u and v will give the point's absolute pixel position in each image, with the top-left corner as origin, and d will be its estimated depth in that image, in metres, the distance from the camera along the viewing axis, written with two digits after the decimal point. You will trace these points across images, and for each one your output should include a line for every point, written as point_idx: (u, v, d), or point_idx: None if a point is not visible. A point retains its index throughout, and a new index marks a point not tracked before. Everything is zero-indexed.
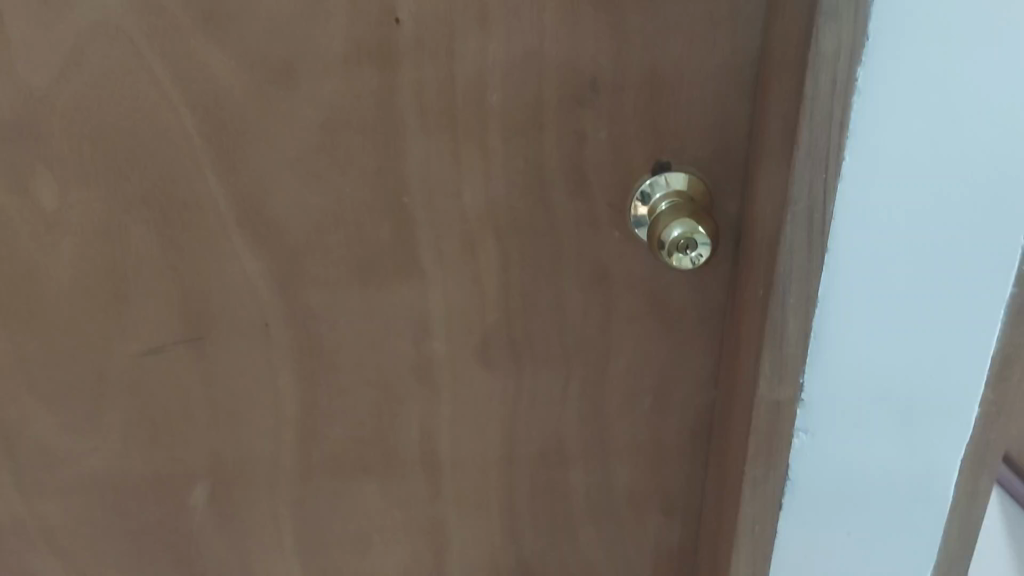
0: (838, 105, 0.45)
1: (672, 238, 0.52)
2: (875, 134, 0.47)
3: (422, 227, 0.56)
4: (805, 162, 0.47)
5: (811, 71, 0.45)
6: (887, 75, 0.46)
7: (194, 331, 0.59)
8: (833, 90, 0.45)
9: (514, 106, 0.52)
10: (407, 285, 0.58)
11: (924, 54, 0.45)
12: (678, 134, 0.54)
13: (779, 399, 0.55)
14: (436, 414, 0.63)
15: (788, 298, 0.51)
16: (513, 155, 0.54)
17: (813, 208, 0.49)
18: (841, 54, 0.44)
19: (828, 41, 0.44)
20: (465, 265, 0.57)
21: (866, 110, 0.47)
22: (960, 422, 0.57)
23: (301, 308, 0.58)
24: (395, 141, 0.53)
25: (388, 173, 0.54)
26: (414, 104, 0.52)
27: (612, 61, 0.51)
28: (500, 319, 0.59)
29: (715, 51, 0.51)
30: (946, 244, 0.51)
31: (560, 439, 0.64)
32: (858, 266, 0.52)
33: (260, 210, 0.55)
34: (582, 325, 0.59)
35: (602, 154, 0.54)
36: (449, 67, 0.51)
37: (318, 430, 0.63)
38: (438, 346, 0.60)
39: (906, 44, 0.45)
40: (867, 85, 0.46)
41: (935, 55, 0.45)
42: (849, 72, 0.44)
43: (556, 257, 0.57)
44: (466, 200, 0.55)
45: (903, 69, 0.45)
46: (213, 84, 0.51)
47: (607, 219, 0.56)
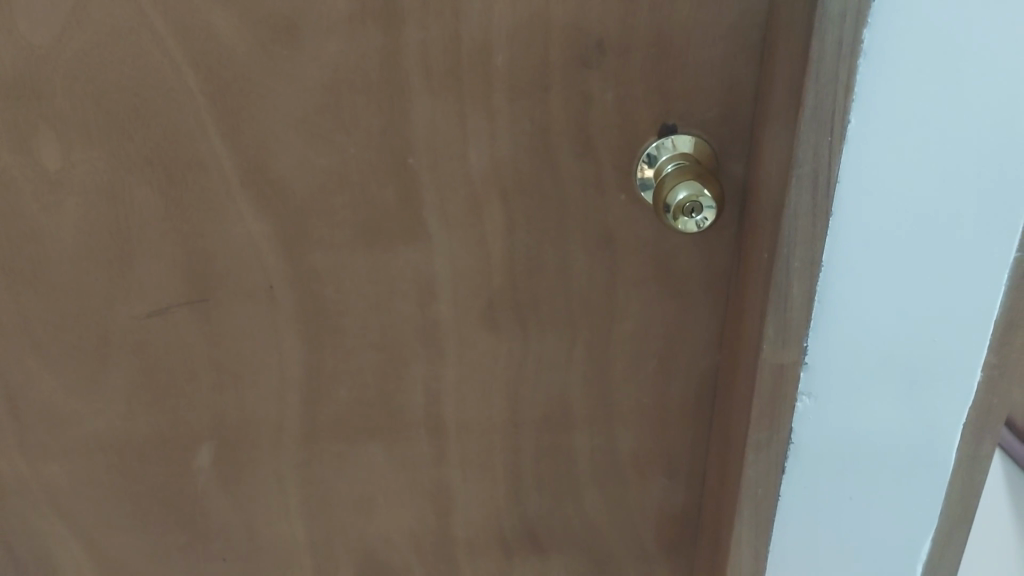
0: (844, 67, 0.45)
1: (678, 201, 0.52)
2: (882, 97, 0.47)
3: (427, 189, 0.56)
4: (811, 124, 0.47)
5: (817, 34, 0.45)
6: (895, 39, 0.45)
7: (198, 292, 0.59)
8: (839, 53, 0.45)
9: (520, 67, 0.52)
10: (412, 247, 0.58)
11: (933, 16, 0.45)
12: (685, 96, 0.53)
13: (782, 363, 0.55)
14: (441, 377, 0.63)
15: (792, 261, 0.51)
16: (520, 117, 0.54)
17: (817, 173, 0.49)
18: (848, 15, 0.44)
19: (834, 3, 0.43)
20: (471, 228, 0.57)
21: (874, 72, 0.46)
22: (962, 386, 0.57)
23: (306, 270, 0.58)
24: (400, 101, 0.53)
25: (393, 134, 0.54)
26: (419, 65, 0.51)
27: (619, 23, 0.51)
28: (505, 283, 0.59)
29: (723, 12, 0.50)
30: (951, 208, 0.51)
31: (564, 402, 0.64)
32: (862, 230, 0.52)
33: (265, 172, 0.55)
34: (587, 288, 0.59)
35: (608, 116, 0.54)
36: (455, 27, 0.50)
37: (323, 393, 0.63)
38: (443, 308, 0.60)
39: (914, 6, 0.44)
40: (874, 49, 0.46)
41: (944, 17, 0.45)
42: (856, 33, 0.44)
43: (562, 220, 0.57)
44: (472, 162, 0.55)
45: (911, 32, 0.45)
46: (217, 44, 0.50)
47: (613, 181, 0.56)
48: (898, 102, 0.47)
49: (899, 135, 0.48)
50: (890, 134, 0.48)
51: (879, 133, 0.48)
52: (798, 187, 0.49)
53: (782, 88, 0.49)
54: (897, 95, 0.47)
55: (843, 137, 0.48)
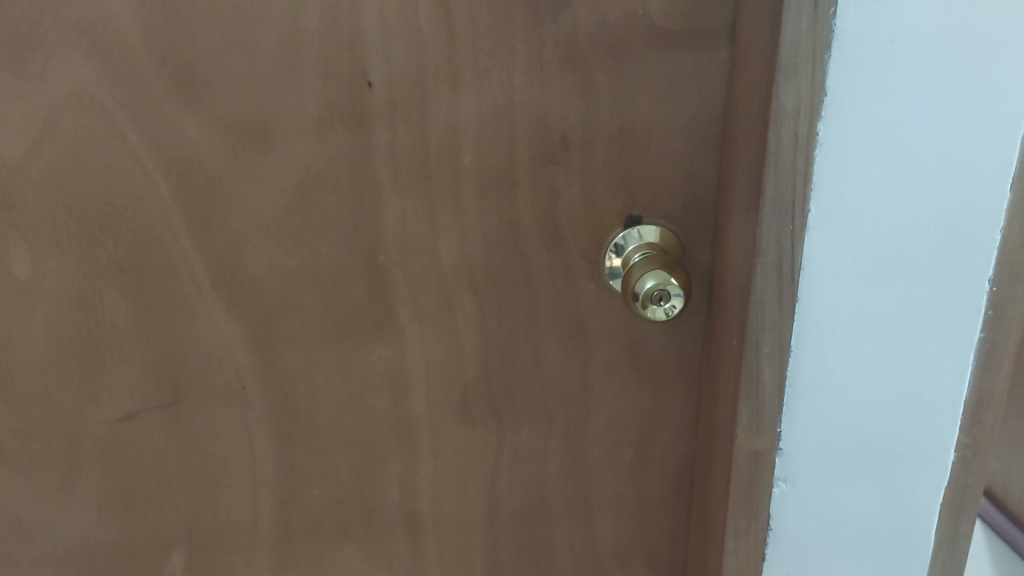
0: (801, 158, 0.47)
1: (646, 289, 0.52)
2: (840, 185, 0.49)
3: (398, 284, 0.56)
4: (771, 214, 0.48)
5: (772, 126, 0.46)
6: (847, 128, 0.47)
7: (169, 396, 0.58)
8: (795, 143, 0.46)
9: (487, 164, 0.53)
10: (385, 343, 0.58)
11: (880, 104, 0.46)
12: (650, 188, 0.54)
13: (757, 448, 0.55)
14: (416, 473, 0.62)
15: (761, 348, 0.52)
16: (488, 212, 0.54)
17: (781, 261, 0.49)
18: (801, 108, 0.45)
19: (787, 96, 0.45)
20: (443, 323, 0.57)
21: (830, 161, 0.48)
22: (937, 466, 0.58)
23: (279, 370, 0.58)
24: (370, 201, 0.53)
25: (364, 232, 0.54)
26: (388, 164, 0.52)
27: (582, 119, 0.52)
28: (479, 375, 0.59)
29: (681, 106, 0.52)
30: (913, 290, 0.52)
31: (542, 494, 0.63)
32: (828, 315, 0.52)
33: (235, 273, 0.55)
34: (561, 378, 0.60)
35: (575, 209, 0.55)
36: (422, 128, 0.52)
37: (297, 492, 0.62)
38: (417, 403, 0.60)
39: (862, 96, 0.46)
40: (827, 138, 0.47)
41: (891, 105, 0.46)
42: (809, 125, 0.46)
43: (533, 311, 0.57)
44: (442, 257, 0.56)
45: (861, 120, 0.47)
46: (187, 150, 0.51)
47: (582, 273, 0.56)
48: (854, 189, 0.49)
49: (857, 221, 0.50)
50: (849, 220, 0.50)
51: (839, 219, 0.49)
52: (763, 275, 0.49)
53: (743, 179, 0.50)
54: (853, 182, 0.49)
55: (804, 225, 0.49)
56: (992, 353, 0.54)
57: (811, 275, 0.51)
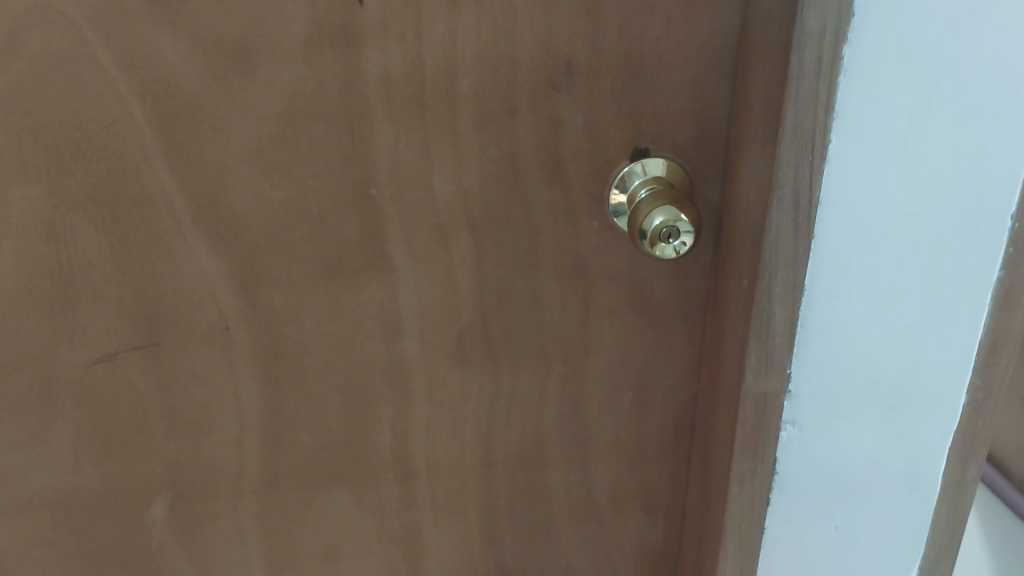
0: (824, 84, 0.44)
1: (655, 226, 0.50)
2: (863, 115, 0.46)
3: (391, 219, 0.53)
4: (791, 145, 0.45)
5: (795, 50, 0.43)
6: (874, 54, 0.44)
7: (148, 337, 0.55)
8: (818, 69, 0.43)
9: (486, 91, 0.50)
10: (376, 283, 0.55)
11: (911, 28, 0.43)
12: (658, 118, 0.52)
13: (766, 391, 0.53)
14: (410, 419, 0.59)
15: (774, 288, 0.49)
16: (486, 143, 0.52)
17: (798, 196, 0.47)
18: (827, 30, 0.42)
19: (813, 17, 0.42)
20: (439, 261, 0.55)
21: (854, 90, 0.45)
22: (947, 410, 0.56)
23: (264, 310, 0.55)
24: (361, 129, 0.50)
25: (355, 164, 0.51)
26: (380, 90, 0.49)
27: (588, 44, 0.49)
28: (475, 316, 0.56)
29: (693, 32, 0.49)
30: (932, 227, 0.49)
31: (540, 440, 0.61)
32: (844, 253, 0.50)
33: (217, 207, 0.52)
34: (560, 320, 0.57)
35: (579, 141, 0.52)
36: (417, 51, 0.48)
37: (284, 440, 0.59)
38: (411, 346, 0.57)
39: (893, 18, 0.43)
40: (851, 64, 0.44)
41: (923, 29, 0.43)
42: (835, 49, 0.43)
43: (533, 249, 0.55)
44: (438, 191, 0.53)
45: (889, 47, 0.44)
46: (163, 72, 0.48)
47: (585, 209, 0.54)
48: (877, 119, 0.46)
49: (879, 154, 0.47)
50: (871, 153, 0.47)
51: (860, 151, 0.47)
52: (779, 211, 0.47)
53: (759, 108, 0.47)
54: (877, 112, 0.46)
55: (824, 157, 0.46)
56: (1011, 291, 0.52)
57: (829, 211, 0.48)
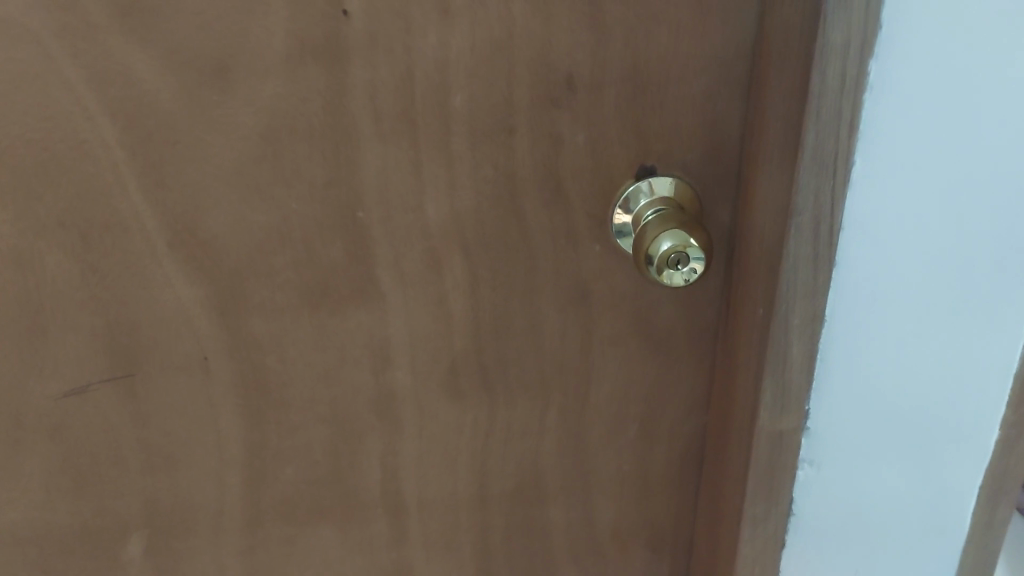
0: (847, 104, 0.41)
1: (662, 252, 0.46)
2: (887, 137, 0.42)
3: (379, 244, 0.50)
4: (811, 167, 0.42)
5: (817, 64, 0.40)
6: (900, 71, 0.41)
7: (122, 368, 0.51)
8: (842, 86, 0.40)
9: (480, 107, 0.47)
10: (364, 311, 0.51)
11: (940, 44, 0.40)
12: (665, 136, 0.48)
13: (782, 429, 0.50)
14: (400, 452, 0.56)
15: (792, 318, 0.47)
16: (481, 163, 0.48)
17: (818, 221, 0.44)
18: (851, 46, 0.39)
19: (836, 30, 0.39)
20: (431, 287, 0.51)
21: (878, 110, 0.42)
22: (977, 450, 0.52)
23: (244, 340, 0.51)
24: (347, 149, 0.47)
25: (341, 185, 0.48)
26: (368, 107, 0.46)
27: (590, 57, 0.46)
28: (469, 344, 0.53)
29: (704, 44, 0.46)
30: (963, 257, 0.46)
31: (539, 473, 0.58)
32: (866, 284, 0.47)
33: (194, 232, 0.48)
34: (560, 347, 0.54)
35: (580, 160, 0.49)
36: (407, 65, 0.45)
37: (266, 475, 0.55)
38: (402, 376, 0.53)
39: (920, 34, 0.40)
40: (878, 79, 0.41)
41: (952, 45, 0.40)
42: (859, 67, 0.40)
43: (531, 274, 0.51)
44: (430, 213, 0.49)
45: (919, 59, 0.40)
46: (135, 89, 0.44)
47: (587, 232, 0.51)
48: (903, 142, 0.42)
49: (907, 176, 0.43)
50: (896, 178, 0.43)
51: (884, 176, 0.43)
52: (798, 237, 0.44)
53: (774, 126, 0.44)
54: (903, 134, 0.42)
55: (847, 180, 0.43)
56: None
57: (851, 236, 0.45)
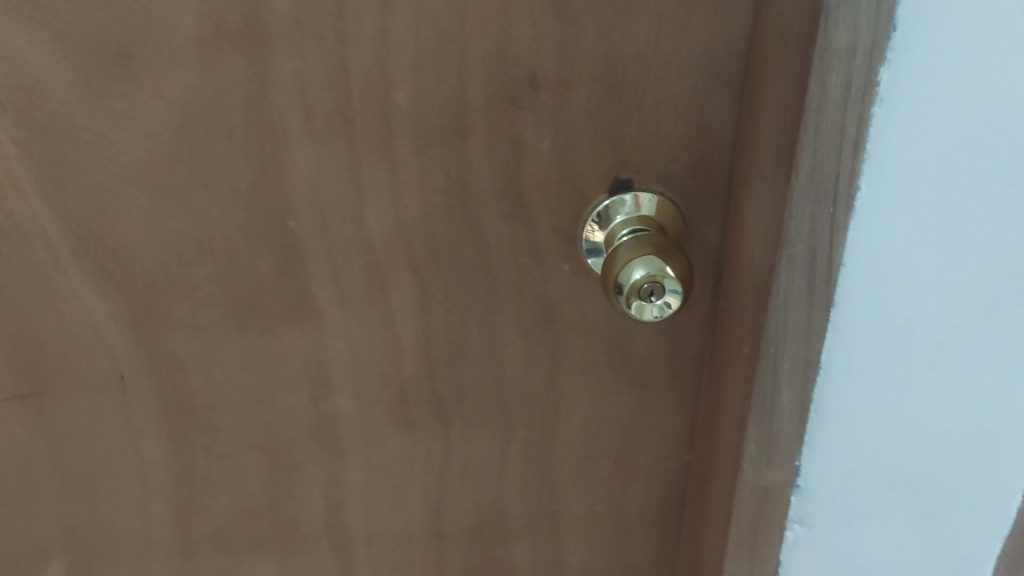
0: (851, 119, 0.35)
1: (634, 281, 0.40)
2: (894, 173, 0.37)
3: (314, 257, 0.43)
4: (806, 190, 0.37)
5: (815, 73, 0.34)
6: (912, 94, 0.35)
7: (28, 385, 0.46)
8: (845, 98, 0.34)
9: (428, 105, 0.40)
10: (299, 330, 0.45)
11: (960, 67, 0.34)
12: (643, 144, 0.42)
13: (767, 485, 0.45)
14: (344, 484, 0.50)
15: (782, 362, 0.41)
16: (430, 169, 0.42)
17: (814, 252, 0.38)
18: (858, 51, 0.33)
19: (840, 32, 0.33)
20: (375, 306, 0.45)
21: (885, 138, 0.36)
22: (992, 521, 0.46)
23: (164, 358, 0.45)
24: (274, 149, 0.41)
25: (268, 191, 0.42)
26: (296, 103, 0.40)
27: (557, 51, 0.39)
28: (420, 370, 0.47)
29: (689, 39, 0.39)
30: (982, 313, 0.40)
31: (501, 510, 0.52)
32: (868, 332, 0.41)
33: (102, 238, 0.42)
34: (524, 376, 0.48)
35: (545, 168, 0.42)
36: (340, 56, 0.39)
37: (195, 505, 0.50)
38: (343, 403, 0.48)
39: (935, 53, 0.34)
40: (888, 91, 0.35)
41: (975, 67, 0.34)
42: (868, 73, 0.34)
43: (490, 295, 0.45)
44: (372, 225, 0.43)
45: (931, 83, 0.34)
46: (25, 76, 0.38)
47: (553, 249, 0.44)
48: (914, 179, 0.37)
49: (920, 206, 0.37)
50: (905, 218, 0.38)
51: (890, 215, 0.38)
52: (790, 270, 0.39)
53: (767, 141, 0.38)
54: (914, 170, 0.37)
55: (849, 206, 0.37)
56: None
57: (852, 268, 0.39)
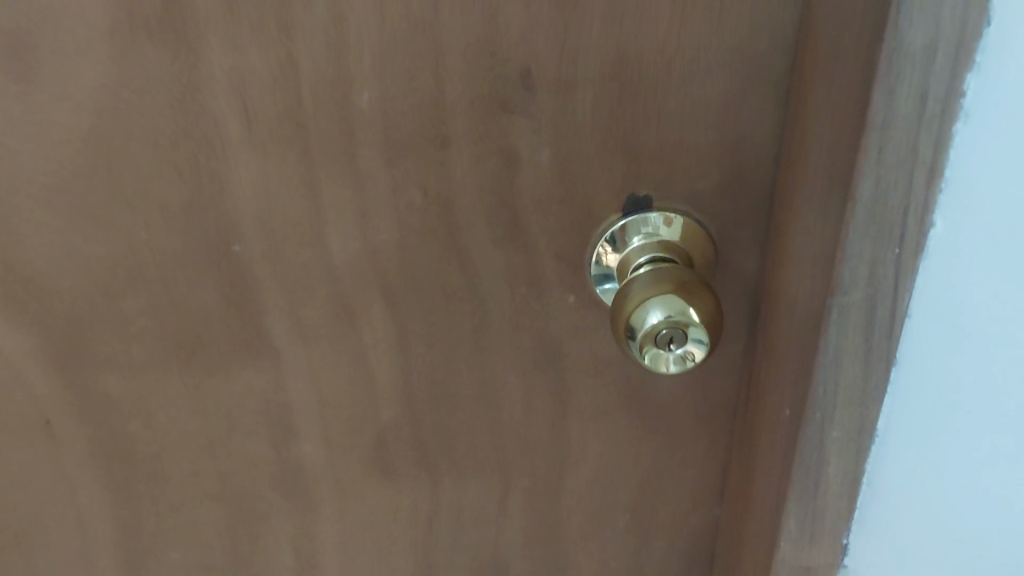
0: (926, 136, 0.27)
1: (650, 326, 0.33)
2: (979, 211, 0.29)
3: (268, 288, 0.36)
4: (864, 227, 0.29)
5: (879, 82, 0.26)
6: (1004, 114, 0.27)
7: None
8: (919, 112, 0.27)
9: (398, 108, 0.32)
10: (255, 370, 0.38)
11: None
12: (665, 155, 0.34)
13: (809, 564, 0.37)
14: (316, 537, 0.44)
15: (830, 431, 0.33)
16: (404, 185, 0.34)
17: (873, 304, 0.30)
18: (937, 50, 0.26)
19: (915, 29, 0.25)
20: (343, 343, 0.38)
21: (970, 169, 0.28)
22: None
23: (97, 400, 0.39)
24: (211, 162, 0.33)
25: (207, 211, 0.34)
26: (234, 107, 0.32)
27: (555, 42, 0.31)
28: (401, 417, 0.40)
29: (724, 28, 0.31)
30: None
31: (499, 565, 0.46)
32: (939, 403, 0.33)
33: (11, 266, 0.35)
34: (523, 421, 0.40)
35: (544, 183, 0.34)
36: (285, 49, 0.31)
37: (147, 555, 0.44)
38: (311, 450, 0.41)
39: None
40: (975, 106, 0.27)
41: None
42: (946, 81, 0.26)
43: (482, 330, 0.38)
44: (335, 250, 0.36)
45: None
46: None
47: (557, 279, 0.37)
48: (1004, 220, 0.29)
49: (1011, 249, 0.30)
50: (992, 269, 0.30)
51: (973, 265, 0.30)
52: (841, 323, 0.31)
53: (816, 160, 0.30)
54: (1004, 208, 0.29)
55: (918, 248, 0.29)
56: None
57: (922, 324, 0.31)
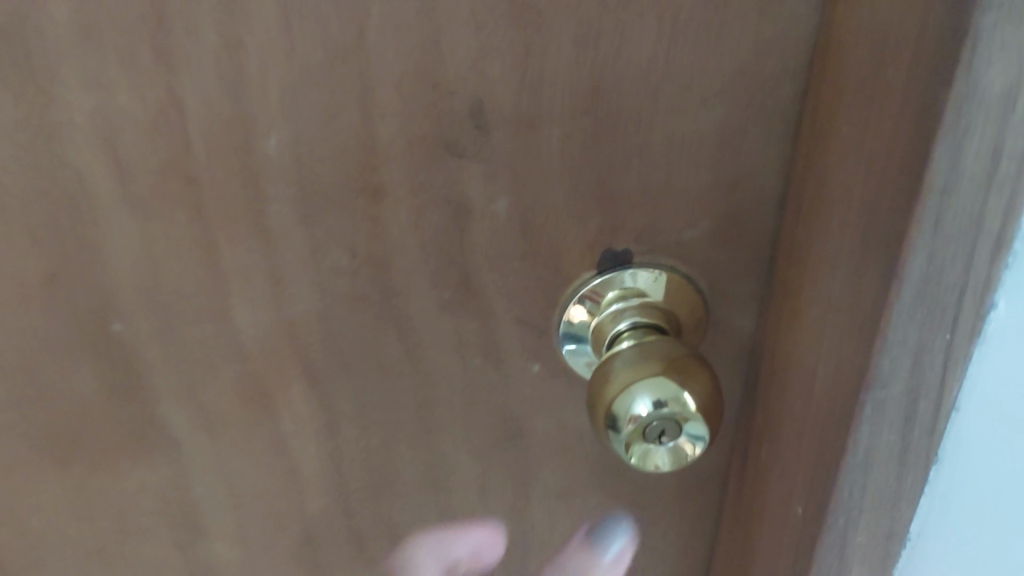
0: (996, 202, 0.20)
1: (639, 418, 0.26)
2: None
3: (162, 371, 0.30)
4: (910, 313, 0.22)
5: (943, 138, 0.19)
6: None
7: None
8: (991, 175, 0.20)
9: (313, 157, 0.25)
10: (152, 463, 0.33)
11: None
12: (648, 202, 0.27)
13: None
14: None
15: (855, 533, 0.28)
16: (327, 247, 0.27)
17: (914, 396, 0.24)
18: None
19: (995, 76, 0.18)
20: (258, 429, 0.32)
21: None
22: None
23: None
24: (79, 229, 0.26)
25: (77, 284, 0.27)
26: (102, 159, 0.25)
27: (513, 71, 0.24)
28: (332, 508, 0.34)
29: (728, 50, 0.24)
30: None
31: None
32: (980, 490, 0.28)
33: None
34: (479, 503, 0.34)
35: (501, 240, 0.28)
36: (164, 88, 0.24)
37: None
38: (223, 547, 0.36)
39: None
40: None
41: None
42: None
43: (427, 409, 0.31)
44: (242, 326, 0.29)
45: None
46: None
47: (519, 347, 0.30)
48: None
49: None
50: None
51: None
52: (876, 422, 0.25)
53: (840, 218, 0.24)
54: None
55: (975, 331, 0.23)
56: None
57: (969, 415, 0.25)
